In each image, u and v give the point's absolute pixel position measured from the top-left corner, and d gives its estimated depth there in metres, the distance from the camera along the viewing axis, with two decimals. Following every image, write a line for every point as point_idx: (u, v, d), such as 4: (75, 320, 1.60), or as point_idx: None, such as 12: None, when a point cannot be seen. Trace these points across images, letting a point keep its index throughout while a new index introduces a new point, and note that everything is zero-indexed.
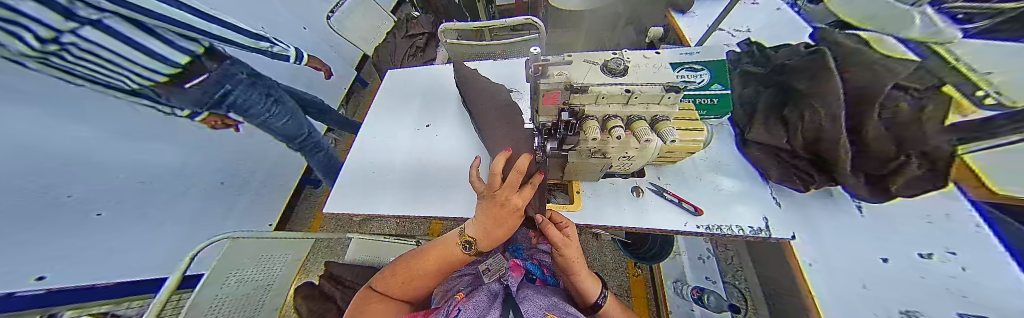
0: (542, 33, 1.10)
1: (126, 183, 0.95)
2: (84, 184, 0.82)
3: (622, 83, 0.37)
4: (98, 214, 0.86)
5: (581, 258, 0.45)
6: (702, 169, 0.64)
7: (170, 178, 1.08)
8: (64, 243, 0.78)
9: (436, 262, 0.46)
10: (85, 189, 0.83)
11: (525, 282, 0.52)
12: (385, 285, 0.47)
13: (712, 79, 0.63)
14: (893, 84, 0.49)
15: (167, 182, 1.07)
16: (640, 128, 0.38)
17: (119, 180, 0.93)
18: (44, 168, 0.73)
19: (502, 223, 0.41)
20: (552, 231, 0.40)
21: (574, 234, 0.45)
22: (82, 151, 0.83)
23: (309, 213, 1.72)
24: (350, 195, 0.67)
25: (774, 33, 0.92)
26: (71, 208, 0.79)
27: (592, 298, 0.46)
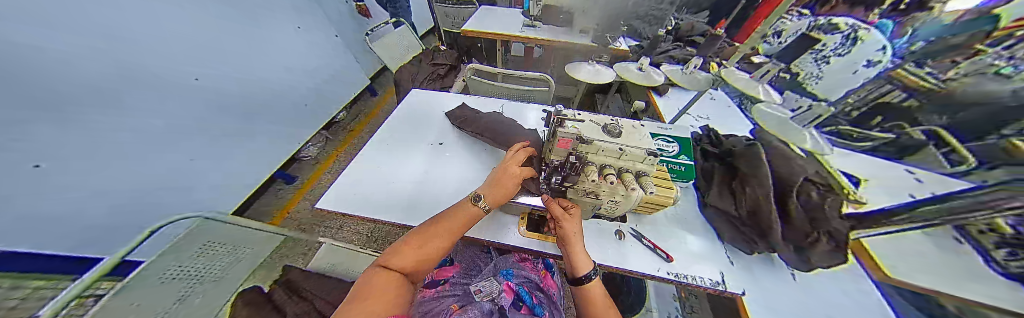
0: (553, 89, 1.34)
1: (81, 138, 0.84)
2: (32, 130, 0.73)
3: (618, 143, 0.49)
4: (37, 165, 0.74)
5: (579, 234, 0.53)
6: (671, 223, 0.74)
7: (130, 143, 0.97)
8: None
9: (453, 225, 0.50)
10: (31, 136, 0.73)
11: (511, 307, 0.60)
12: (397, 255, 0.45)
13: (681, 151, 0.78)
14: (804, 179, 0.66)
15: (122, 147, 0.95)
16: (627, 178, 0.50)
17: (76, 134, 0.83)
18: None
19: (504, 186, 0.55)
20: (552, 205, 0.55)
21: (576, 213, 0.57)
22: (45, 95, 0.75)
23: (266, 210, 1.54)
24: (355, 195, 0.71)
25: (728, 123, 1.16)
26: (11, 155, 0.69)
27: (581, 271, 0.48)
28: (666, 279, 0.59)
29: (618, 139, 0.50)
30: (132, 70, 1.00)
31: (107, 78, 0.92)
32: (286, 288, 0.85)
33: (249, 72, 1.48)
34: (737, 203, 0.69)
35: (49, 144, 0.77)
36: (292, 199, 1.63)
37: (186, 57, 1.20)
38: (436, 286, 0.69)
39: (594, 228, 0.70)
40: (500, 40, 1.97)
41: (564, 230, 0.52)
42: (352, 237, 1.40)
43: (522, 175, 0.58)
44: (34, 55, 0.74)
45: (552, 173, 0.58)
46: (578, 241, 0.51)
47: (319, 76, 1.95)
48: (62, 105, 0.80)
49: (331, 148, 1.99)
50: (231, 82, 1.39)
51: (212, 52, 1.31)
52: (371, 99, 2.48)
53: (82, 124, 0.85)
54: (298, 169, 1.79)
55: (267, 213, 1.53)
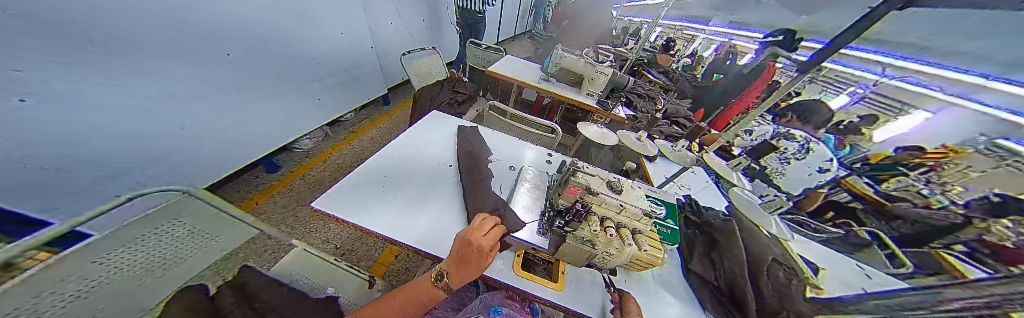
0: (558, 136, 1.49)
1: (80, 96, 0.81)
2: (32, 79, 0.70)
3: (619, 199, 0.56)
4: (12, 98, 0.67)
5: None
6: (658, 283, 0.77)
7: (123, 109, 0.94)
8: None
9: (406, 298, 0.50)
10: (30, 84, 0.70)
11: None
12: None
13: (667, 214, 0.87)
14: (772, 260, 0.74)
15: (115, 110, 0.92)
16: (625, 233, 0.55)
17: (77, 92, 0.81)
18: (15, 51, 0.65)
19: (468, 261, 0.52)
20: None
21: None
22: (64, 50, 0.75)
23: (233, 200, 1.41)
24: (355, 201, 0.73)
25: (706, 196, 1.29)
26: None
27: None
28: None
29: (618, 195, 0.58)
30: (170, 33, 1.00)
31: (141, 35, 0.92)
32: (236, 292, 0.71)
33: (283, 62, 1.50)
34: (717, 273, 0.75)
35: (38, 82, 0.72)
36: (265, 190, 1.51)
37: (235, 38, 1.24)
38: None
39: (586, 278, 0.72)
40: (516, 85, 2.22)
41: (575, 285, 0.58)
42: (319, 246, 1.27)
43: (489, 246, 0.55)
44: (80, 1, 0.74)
45: (557, 217, 0.63)
46: None
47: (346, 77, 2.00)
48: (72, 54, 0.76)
49: (326, 145, 1.95)
50: (263, 68, 1.41)
51: (261, 41, 1.36)
52: (381, 108, 2.55)
53: (83, 71, 0.80)
54: (284, 160, 1.72)
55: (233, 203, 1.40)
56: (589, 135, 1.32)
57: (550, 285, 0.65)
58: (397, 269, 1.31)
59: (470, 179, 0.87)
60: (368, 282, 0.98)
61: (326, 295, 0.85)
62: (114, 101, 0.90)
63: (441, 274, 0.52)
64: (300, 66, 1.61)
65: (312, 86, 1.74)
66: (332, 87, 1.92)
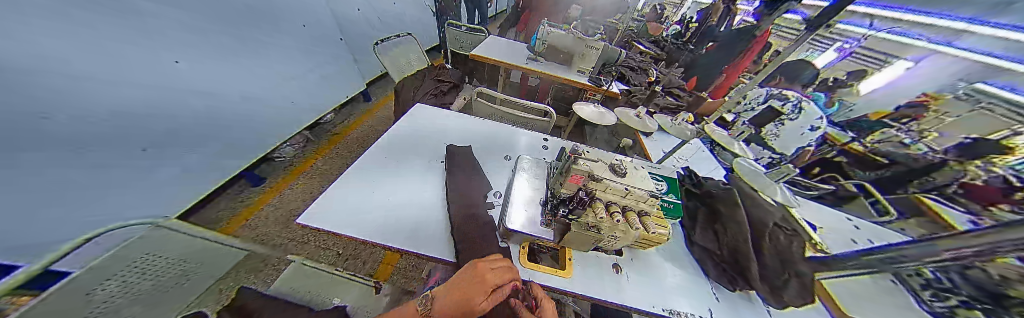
0: (552, 119, 1.43)
1: (29, 129, 0.73)
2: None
3: (624, 183, 0.53)
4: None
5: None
6: (663, 258, 0.77)
7: (79, 136, 0.85)
8: None
9: None
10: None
11: None
12: None
13: (669, 190, 0.86)
14: (773, 224, 0.76)
15: (68, 139, 0.82)
16: (632, 217, 0.53)
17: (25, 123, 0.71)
18: None
19: (469, 291, 0.46)
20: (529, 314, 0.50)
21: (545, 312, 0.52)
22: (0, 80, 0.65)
23: (221, 219, 1.34)
24: (346, 211, 0.67)
25: (704, 167, 1.29)
26: None
27: None
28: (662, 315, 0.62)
29: (623, 178, 0.54)
30: (107, 46, 0.88)
31: (79, 54, 0.81)
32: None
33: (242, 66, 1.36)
34: (720, 242, 0.76)
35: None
36: (253, 205, 1.44)
37: (179, 42, 1.09)
38: None
39: (592, 261, 0.71)
40: (502, 68, 2.09)
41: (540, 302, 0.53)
42: (319, 256, 1.25)
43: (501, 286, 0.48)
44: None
45: (560, 205, 0.61)
46: None
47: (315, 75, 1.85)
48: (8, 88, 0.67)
49: (310, 151, 1.85)
50: (222, 74, 1.27)
51: (212, 43, 1.22)
52: (361, 106, 2.40)
53: (24, 104, 0.71)
54: (268, 172, 1.62)
55: (222, 222, 1.33)
56: (582, 113, 1.27)
57: (558, 272, 0.64)
58: (403, 269, 1.31)
59: (462, 176, 0.84)
60: (374, 286, 0.98)
61: (335, 306, 0.85)
62: (66, 129, 0.81)
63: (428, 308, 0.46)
64: (262, 68, 1.46)
65: (281, 90, 1.60)
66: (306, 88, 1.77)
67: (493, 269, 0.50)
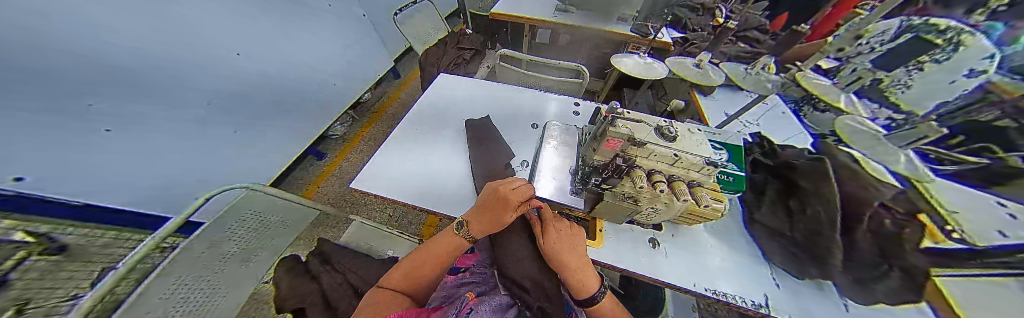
0: (586, 81, 1.27)
1: (145, 108, 0.93)
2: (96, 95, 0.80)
3: (674, 149, 0.44)
4: (107, 129, 0.84)
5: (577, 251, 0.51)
6: (711, 237, 0.69)
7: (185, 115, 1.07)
8: (62, 153, 0.74)
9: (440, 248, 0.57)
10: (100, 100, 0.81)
11: None
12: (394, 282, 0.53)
13: (730, 159, 0.71)
14: (880, 204, 0.58)
15: (179, 117, 1.05)
16: (680, 188, 0.45)
17: (141, 103, 0.91)
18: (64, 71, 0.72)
19: (491, 209, 0.51)
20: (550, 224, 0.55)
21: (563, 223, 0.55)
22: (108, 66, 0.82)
23: (302, 183, 1.65)
24: (387, 177, 0.74)
25: (781, 132, 1.04)
26: (71, 116, 0.75)
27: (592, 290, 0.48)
28: (704, 295, 0.56)
29: (672, 143, 0.45)
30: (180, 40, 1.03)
31: (158, 45, 0.96)
32: (320, 260, 0.94)
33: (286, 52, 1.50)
34: (792, 223, 0.63)
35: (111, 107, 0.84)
36: (322, 173, 1.73)
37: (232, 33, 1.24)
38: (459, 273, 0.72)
39: (626, 234, 0.67)
40: (529, 26, 1.90)
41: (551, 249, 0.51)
42: (375, 215, 1.48)
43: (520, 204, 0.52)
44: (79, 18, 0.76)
45: (592, 174, 0.55)
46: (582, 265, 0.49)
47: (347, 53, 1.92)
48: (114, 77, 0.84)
49: (357, 127, 2.07)
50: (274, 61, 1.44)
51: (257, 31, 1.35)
52: (394, 82, 2.50)
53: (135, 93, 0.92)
54: (329, 146, 1.89)
55: (303, 186, 1.64)
56: (623, 68, 1.10)
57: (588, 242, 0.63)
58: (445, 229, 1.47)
59: (489, 145, 0.83)
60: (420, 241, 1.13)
61: (388, 256, 1.01)
62: (173, 108, 1.02)
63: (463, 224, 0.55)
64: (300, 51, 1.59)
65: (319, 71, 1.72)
66: (344, 66, 1.90)
67: (511, 189, 0.51)
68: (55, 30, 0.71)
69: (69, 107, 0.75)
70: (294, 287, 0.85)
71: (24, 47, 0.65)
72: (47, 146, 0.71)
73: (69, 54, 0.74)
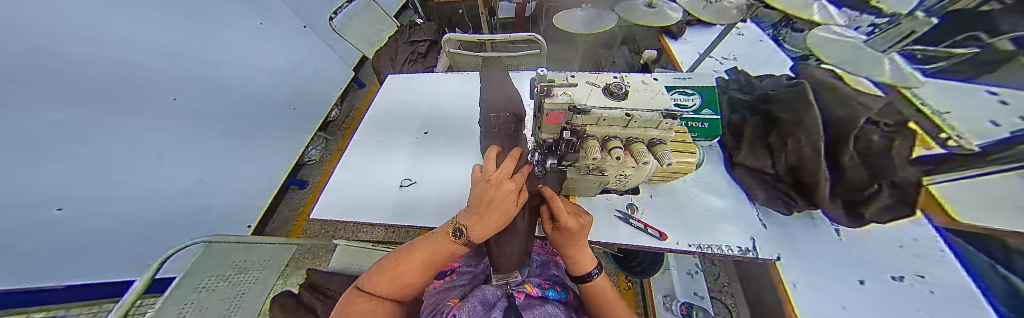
0: (545, 49, 1.17)
1: (100, 177, 0.78)
2: (61, 171, 0.69)
3: (623, 108, 0.38)
4: (60, 208, 0.68)
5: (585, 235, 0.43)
6: (692, 188, 0.68)
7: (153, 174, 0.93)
8: (42, 246, 0.64)
9: (428, 252, 0.42)
10: (59, 175, 0.69)
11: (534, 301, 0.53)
12: (374, 283, 0.39)
13: (703, 104, 0.65)
14: (866, 119, 0.53)
15: (147, 178, 0.90)
16: (639, 150, 0.39)
17: (99, 171, 0.78)
18: (24, 156, 0.62)
19: (494, 209, 0.36)
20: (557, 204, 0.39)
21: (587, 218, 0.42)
22: (65, 139, 0.71)
23: (291, 216, 1.59)
24: (347, 200, 0.68)
25: (758, 63, 1.04)
26: (34, 204, 0.64)
27: (586, 271, 0.44)
28: (688, 252, 0.55)
29: (623, 101, 0.39)
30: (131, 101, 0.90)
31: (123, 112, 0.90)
32: (312, 291, 0.93)
33: (256, 82, 1.39)
34: (775, 160, 0.59)
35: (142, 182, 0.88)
36: (310, 202, 1.66)
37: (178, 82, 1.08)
38: (446, 277, 0.69)
39: (601, 205, 0.65)
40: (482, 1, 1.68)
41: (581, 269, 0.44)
42: (372, 231, 1.46)
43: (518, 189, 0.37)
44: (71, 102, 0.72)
45: (546, 153, 0.49)
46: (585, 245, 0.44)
47: (317, 65, 1.73)
48: (127, 162, 0.85)
49: (333, 148, 1.92)
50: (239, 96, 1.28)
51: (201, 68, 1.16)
52: (360, 92, 2.24)
53: (101, 162, 0.79)
54: (308, 173, 1.78)
55: (293, 219, 1.58)
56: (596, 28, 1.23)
57: None
58: None
59: (464, 142, 0.82)
60: None
61: None
62: (134, 171, 0.87)
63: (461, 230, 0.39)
64: (264, 77, 1.43)
65: (283, 93, 1.49)
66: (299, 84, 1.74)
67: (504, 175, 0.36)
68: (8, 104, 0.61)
69: (103, 183, 0.78)
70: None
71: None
72: (22, 244, 0.60)
73: (65, 150, 0.71)
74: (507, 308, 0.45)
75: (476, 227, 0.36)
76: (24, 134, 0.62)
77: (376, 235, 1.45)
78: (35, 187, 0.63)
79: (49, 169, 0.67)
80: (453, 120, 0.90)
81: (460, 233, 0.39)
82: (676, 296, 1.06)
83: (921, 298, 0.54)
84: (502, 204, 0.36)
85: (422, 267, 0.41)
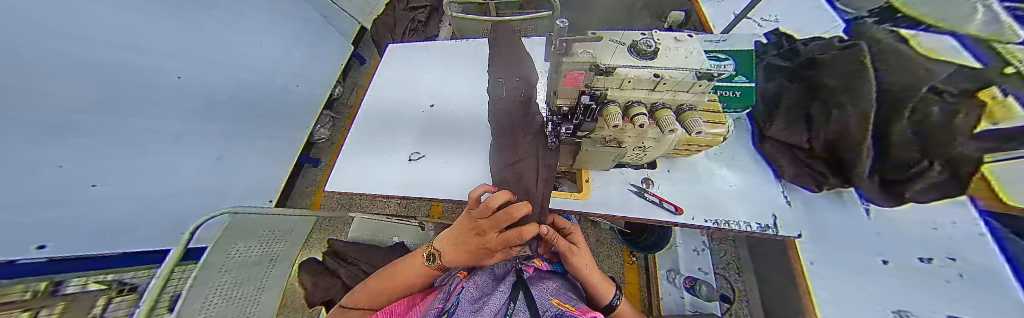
0: (558, 11, 1.05)
1: (122, 154, 0.81)
2: (86, 147, 0.71)
3: (653, 67, 0.33)
4: (95, 184, 0.73)
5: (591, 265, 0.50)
6: (712, 164, 0.64)
7: (171, 150, 0.95)
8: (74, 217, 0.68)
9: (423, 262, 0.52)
10: (82, 151, 0.71)
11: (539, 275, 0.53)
12: (384, 278, 0.54)
13: (737, 70, 0.59)
14: (929, 86, 0.47)
15: (164, 154, 0.93)
16: (665, 117, 0.35)
17: (120, 148, 0.80)
18: (51, 133, 0.64)
19: (471, 252, 0.43)
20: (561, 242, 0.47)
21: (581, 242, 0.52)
22: (89, 115, 0.72)
23: (309, 191, 1.67)
24: (357, 173, 0.69)
25: (803, 24, 0.93)
26: (63, 179, 0.66)
27: (604, 301, 0.51)
28: (703, 227, 0.53)
29: (653, 60, 0.34)
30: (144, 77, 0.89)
31: None
32: (338, 259, 1.02)
33: None
34: (811, 133, 0.54)
35: (158, 160, 0.90)
36: (324, 178, 1.72)
37: None
38: None
39: (614, 179, 0.63)
40: None
41: (577, 268, 0.48)
42: (385, 205, 1.52)
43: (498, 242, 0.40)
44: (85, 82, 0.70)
45: (560, 123, 0.46)
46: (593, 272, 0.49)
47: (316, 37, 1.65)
48: (144, 141, 0.86)
49: (340, 125, 1.92)
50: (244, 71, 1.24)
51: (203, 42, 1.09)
52: (362, 66, 2.16)
53: (123, 140, 0.81)
54: (319, 150, 1.82)
55: (310, 193, 1.66)
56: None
57: (573, 196, 0.60)
58: (450, 211, 1.46)
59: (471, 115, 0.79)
60: (423, 221, 1.16)
61: (394, 242, 1.13)
62: (151, 148, 0.88)
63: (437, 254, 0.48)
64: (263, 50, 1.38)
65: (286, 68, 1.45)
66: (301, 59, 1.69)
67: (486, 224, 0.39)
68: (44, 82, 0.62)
69: (121, 162, 0.80)
70: (319, 283, 0.96)
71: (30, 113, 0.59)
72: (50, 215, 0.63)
73: (96, 127, 0.73)
74: (516, 280, 0.46)
75: (448, 255, 0.46)
76: (47, 111, 0.63)
77: (389, 209, 1.51)
78: (62, 162, 0.65)
79: (72, 149, 0.68)
80: (458, 91, 0.85)
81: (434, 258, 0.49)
82: (681, 271, 1.09)
83: (945, 281, 0.50)
84: (468, 250, 0.44)
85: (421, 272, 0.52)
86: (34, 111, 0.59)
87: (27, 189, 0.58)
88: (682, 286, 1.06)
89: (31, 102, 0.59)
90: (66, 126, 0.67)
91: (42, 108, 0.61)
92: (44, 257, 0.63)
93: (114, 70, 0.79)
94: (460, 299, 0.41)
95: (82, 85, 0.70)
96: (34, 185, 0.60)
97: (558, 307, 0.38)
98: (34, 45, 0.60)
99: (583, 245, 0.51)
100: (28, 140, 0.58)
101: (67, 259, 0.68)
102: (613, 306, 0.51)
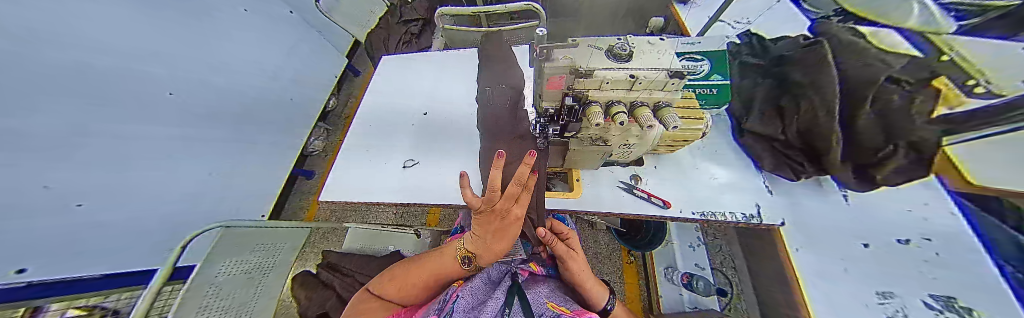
0: (544, 20, 1.10)
1: (108, 173, 0.79)
2: (69, 168, 0.70)
3: (628, 69, 0.36)
4: (80, 204, 0.72)
5: (586, 269, 0.51)
6: (698, 159, 0.67)
7: (158, 168, 0.93)
8: (55, 241, 0.65)
9: (433, 272, 0.49)
10: (66, 173, 0.69)
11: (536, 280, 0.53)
12: (382, 289, 0.51)
13: (712, 69, 0.62)
14: (885, 77, 0.51)
15: (151, 173, 0.91)
16: (643, 114, 0.37)
17: (105, 168, 0.78)
18: (37, 154, 0.63)
19: (503, 236, 0.38)
20: (557, 245, 0.48)
21: (575, 246, 0.54)
22: (71, 137, 0.71)
23: (303, 205, 1.65)
24: (359, 188, 0.74)
25: (772, 25, 1.00)
26: (47, 201, 0.65)
27: (599, 305, 0.50)
28: (692, 219, 0.55)
29: (627, 62, 0.37)
30: (133, 94, 0.88)
31: None
32: (331, 271, 1.00)
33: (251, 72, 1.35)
34: (785, 125, 0.57)
35: (145, 179, 0.89)
36: (319, 191, 1.71)
37: None
38: None
39: (604, 177, 0.65)
40: None
41: (576, 273, 0.49)
42: (381, 216, 1.50)
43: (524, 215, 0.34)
44: (62, 102, 0.69)
45: (548, 125, 0.48)
46: (588, 279, 0.50)
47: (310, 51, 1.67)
48: (131, 159, 0.85)
49: (335, 138, 1.92)
50: (234, 88, 1.24)
51: (192, 61, 1.09)
52: (356, 79, 2.19)
53: (107, 159, 0.79)
54: (314, 163, 1.81)
55: (305, 207, 1.64)
56: None
57: (565, 195, 0.61)
58: (447, 219, 1.46)
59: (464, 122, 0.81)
60: (419, 230, 1.16)
61: (389, 251, 1.12)
62: (137, 167, 0.87)
63: (469, 255, 0.45)
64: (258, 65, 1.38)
65: (279, 82, 1.46)
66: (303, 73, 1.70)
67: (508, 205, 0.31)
68: (30, 104, 0.62)
69: (107, 182, 0.79)
70: (313, 298, 0.94)
71: (11, 134, 0.58)
72: (29, 240, 0.60)
73: (75, 147, 0.72)
74: (512, 284, 0.45)
75: (483, 257, 0.42)
76: (29, 133, 0.62)
77: (385, 219, 1.50)
78: (41, 184, 0.63)
79: (56, 170, 0.67)
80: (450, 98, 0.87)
81: (470, 261, 0.45)
82: (678, 268, 1.10)
83: (922, 260, 0.53)
84: (505, 231, 0.36)
85: (429, 282, 0.49)
86: (15, 134, 0.59)
87: (12, 212, 0.58)
88: (680, 283, 1.07)
89: (11, 126, 0.58)
90: (45, 149, 0.65)
91: (22, 130, 0.60)
92: (19, 281, 0.57)
93: (99, 91, 0.78)
94: (456, 307, 0.38)
95: (62, 106, 0.69)
96: (17, 208, 0.59)
97: (553, 310, 0.39)
98: (12, 66, 0.59)
99: (581, 251, 0.53)
100: (7, 166, 0.57)
101: (43, 283, 0.62)
102: (608, 311, 0.49)
